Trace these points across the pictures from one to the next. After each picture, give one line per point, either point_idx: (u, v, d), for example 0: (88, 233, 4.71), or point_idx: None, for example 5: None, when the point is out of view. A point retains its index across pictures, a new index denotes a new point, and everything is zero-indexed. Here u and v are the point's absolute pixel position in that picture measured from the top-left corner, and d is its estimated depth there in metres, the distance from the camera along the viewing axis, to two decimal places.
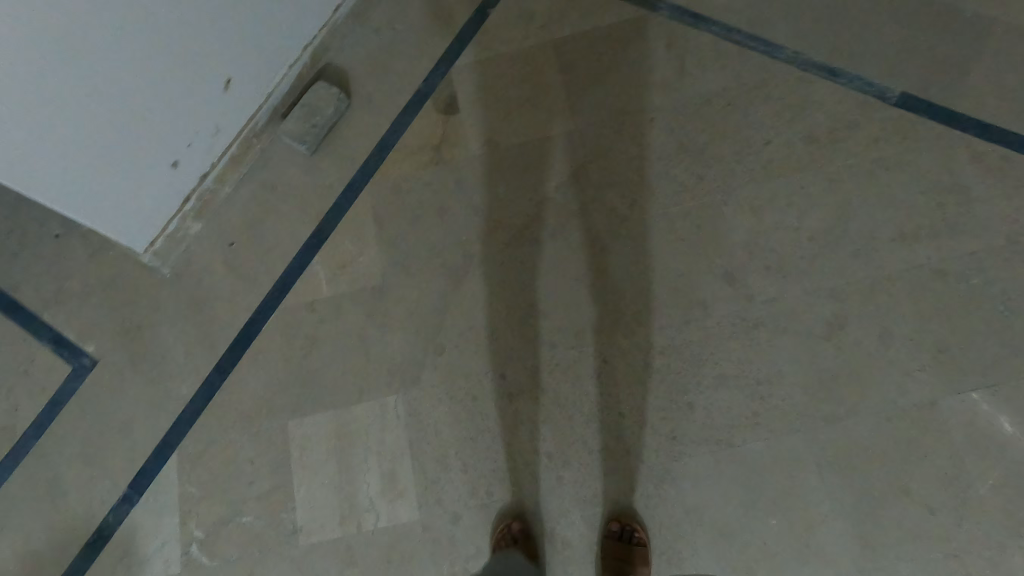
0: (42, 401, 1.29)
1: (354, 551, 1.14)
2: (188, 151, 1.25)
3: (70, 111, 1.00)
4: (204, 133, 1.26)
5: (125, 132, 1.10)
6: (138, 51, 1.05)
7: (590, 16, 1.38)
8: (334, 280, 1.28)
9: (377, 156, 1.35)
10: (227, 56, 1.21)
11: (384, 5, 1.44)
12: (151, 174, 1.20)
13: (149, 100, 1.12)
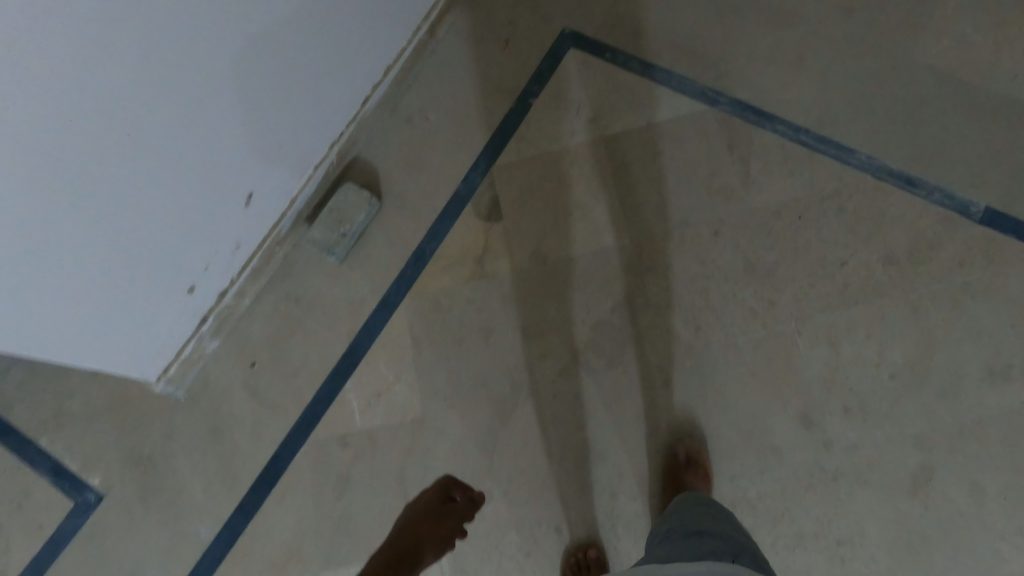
0: (39, 541, 1.14)
1: None
2: (206, 274, 1.13)
3: (87, 259, 0.88)
4: (223, 253, 1.14)
5: (143, 268, 0.99)
6: (163, 185, 0.93)
7: (643, 110, 1.26)
8: (369, 409, 1.16)
9: (414, 266, 1.23)
10: (250, 174, 1.09)
11: (417, 94, 1.33)
12: (165, 305, 1.08)
13: (170, 231, 1.00)
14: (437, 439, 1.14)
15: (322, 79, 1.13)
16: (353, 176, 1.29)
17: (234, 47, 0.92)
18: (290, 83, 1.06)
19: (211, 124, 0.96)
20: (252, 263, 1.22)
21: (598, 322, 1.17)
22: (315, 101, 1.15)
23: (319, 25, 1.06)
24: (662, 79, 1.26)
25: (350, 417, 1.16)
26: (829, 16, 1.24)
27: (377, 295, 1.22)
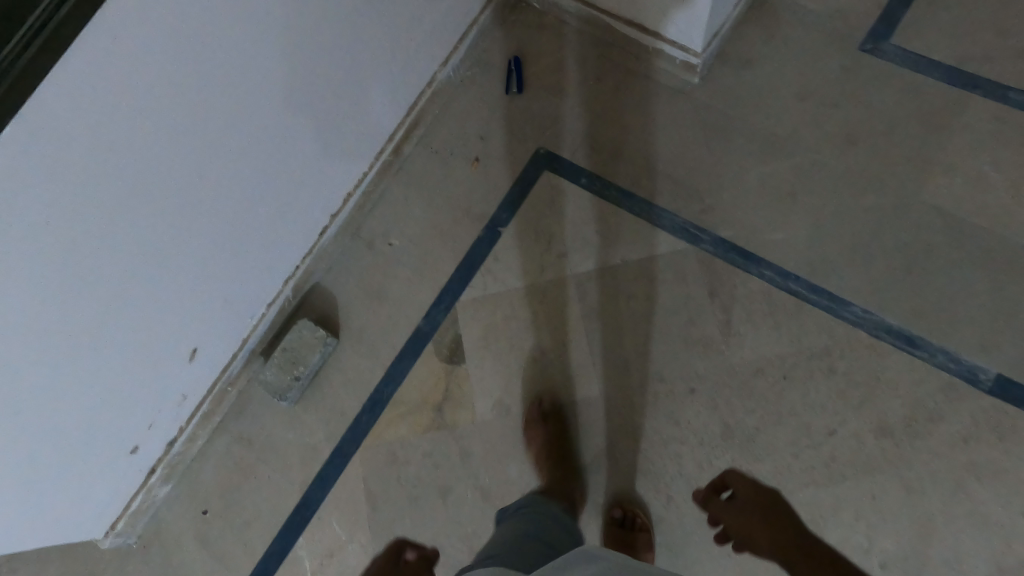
0: None
1: None
2: (149, 432, 1.07)
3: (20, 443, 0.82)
4: (168, 409, 1.08)
5: (83, 439, 0.93)
6: (103, 357, 0.88)
7: (619, 244, 1.16)
8: (320, 571, 1.11)
9: (370, 412, 1.16)
10: (193, 332, 1.03)
11: (378, 217, 1.24)
12: (106, 472, 1.02)
13: (111, 399, 0.94)
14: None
15: (269, 225, 1.06)
16: (310, 309, 1.21)
17: (177, 216, 0.88)
18: (230, 239, 1.00)
19: (140, 304, 0.90)
20: (202, 408, 1.16)
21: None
22: (264, 246, 1.08)
23: (258, 179, 0.99)
24: (641, 211, 1.17)
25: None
26: (825, 149, 1.16)
27: (332, 442, 1.15)
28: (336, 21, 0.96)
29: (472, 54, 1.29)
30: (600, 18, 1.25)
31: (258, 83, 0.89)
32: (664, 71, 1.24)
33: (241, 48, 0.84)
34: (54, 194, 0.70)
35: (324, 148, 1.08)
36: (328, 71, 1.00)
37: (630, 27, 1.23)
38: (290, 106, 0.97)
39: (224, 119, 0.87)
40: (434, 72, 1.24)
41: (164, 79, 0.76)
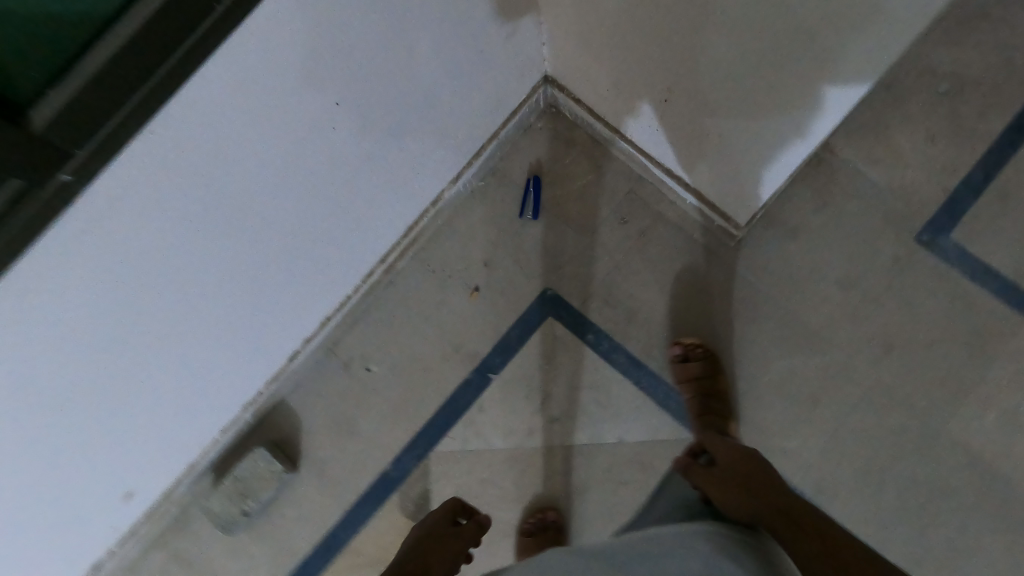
0: None
1: None
2: (78, 554, 0.99)
3: None
4: (102, 533, 1.00)
5: None
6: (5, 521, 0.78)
7: (618, 420, 1.05)
8: None
9: (322, 555, 1.07)
10: (135, 469, 0.94)
11: (360, 335, 1.11)
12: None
13: (17, 549, 0.84)
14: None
15: (229, 366, 0.95)
16: (270, 429, 1.10)
17: (109, 388, 0.77)
18: (177, 393, 0.89)
19: (56, 476, 0.80)
20: (143, 522, 1.08)
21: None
22: (218, 383, 0.96)
23: (214, 335, 0.87)
24: (647, 389, 1.05)
25: None
26: (857, 355, 1.06)
27: None
28: (316, 178, 0.81)
29: (486, 165, 1.11)
30: (637, 153, 1.07)
31: (212, 259, 0.76)
32: (701, 226, 1.08)
33: (188, 237, 0.70)
34: None
35: (297, 288, 0.95)
36: (303, 223, 0.85)
37: (668, 174, 1.05)
38: (253, 265, 0.83)
39: (167, 303, 0.74)
40: (441, 190, 1.07)
41: (82, 298, 0.62)
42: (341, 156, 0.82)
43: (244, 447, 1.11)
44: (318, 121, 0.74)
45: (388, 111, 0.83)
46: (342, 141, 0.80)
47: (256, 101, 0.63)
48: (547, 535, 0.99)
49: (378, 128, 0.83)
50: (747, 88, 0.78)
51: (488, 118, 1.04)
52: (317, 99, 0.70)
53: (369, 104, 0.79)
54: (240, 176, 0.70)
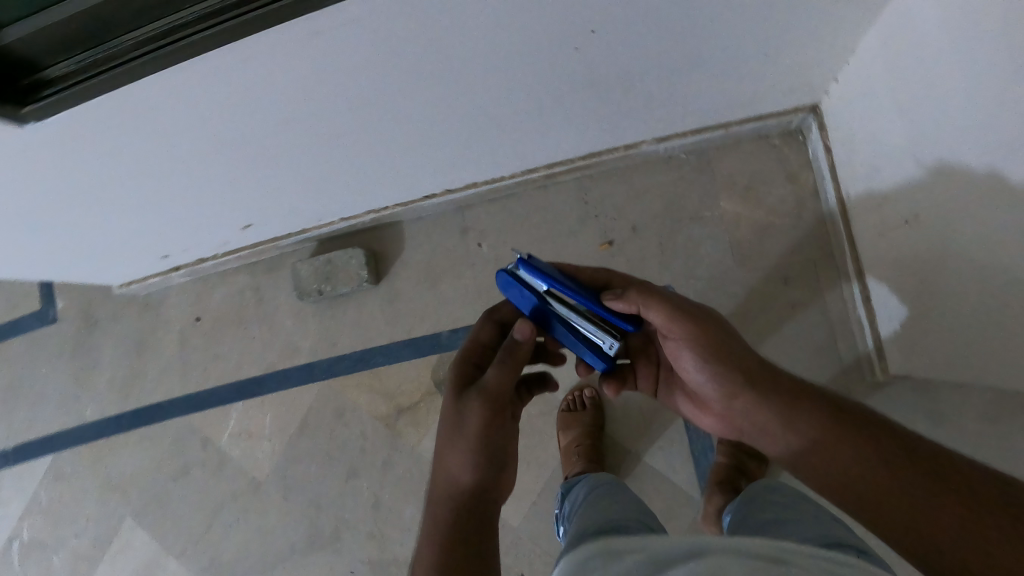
0: (7, 316, 1.33)
1: None
2: (183, 252, 1.14)
3: (73, 231, 0.93)
4: (207, 246, 1.13)
5: (130, 241, 1.03)
6: (157, 211, 0.94)
7: (654, 434, 1.03)
8: (236, 439, 1.20)
9: (355, 361, 1.19)
10: (263, 215, 1.05)
11: (490, 216, 1.15)
12: (123, 261, 1.11)
13: (171, 230, 1.03)
14: (243, 520, 1.16)
15: (370, 182, 1.02)
16: (374, 240, 1.20)
17: (266, 175, 0.91)
18: (302, 179, 0.94)
19: (173, 189, 0.88)
20: (236, 254, 1.19)
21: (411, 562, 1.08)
22: (349, 185, 1.01)
23: (349, 147, 0.88)
24: (688, 431, 1.02)
25: (217, 433, 1.21)
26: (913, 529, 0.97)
27: (312, 355, 1.20)
28: (489, 69, 0.73)
29: (699, 143, 1.02)
30: (841, 233, 0.94)
31: (367, 91, 0.72)
32: (855, 326, 0.96)
33: (353, 69, 0.66)
34: (144, 167, 0.79)
35: (445, 145, 0.92)
36: (474, 106, 0.82)
37: (854, 267, 0.93)
38: (398, 127, 0.84)
39: (320, 138, 0.83)
40: (644, 140, 1.01)
41: (275, 128, 0.76)
42: (530, 56, 0.72)
43: (349, 242, 1.21)
44: (499, 22, 0.64)
45: (602, 25, 0.68)
46: (555, 41, 0.70)
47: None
48: (588, 411, 1.04)
49: (620, 65, 0.78)
50: (1000, 308, 0.63)
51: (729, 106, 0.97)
52: (508, 21, 0.64)
53: (573, 17, 0.66)
54: (426, 38, 0.63)
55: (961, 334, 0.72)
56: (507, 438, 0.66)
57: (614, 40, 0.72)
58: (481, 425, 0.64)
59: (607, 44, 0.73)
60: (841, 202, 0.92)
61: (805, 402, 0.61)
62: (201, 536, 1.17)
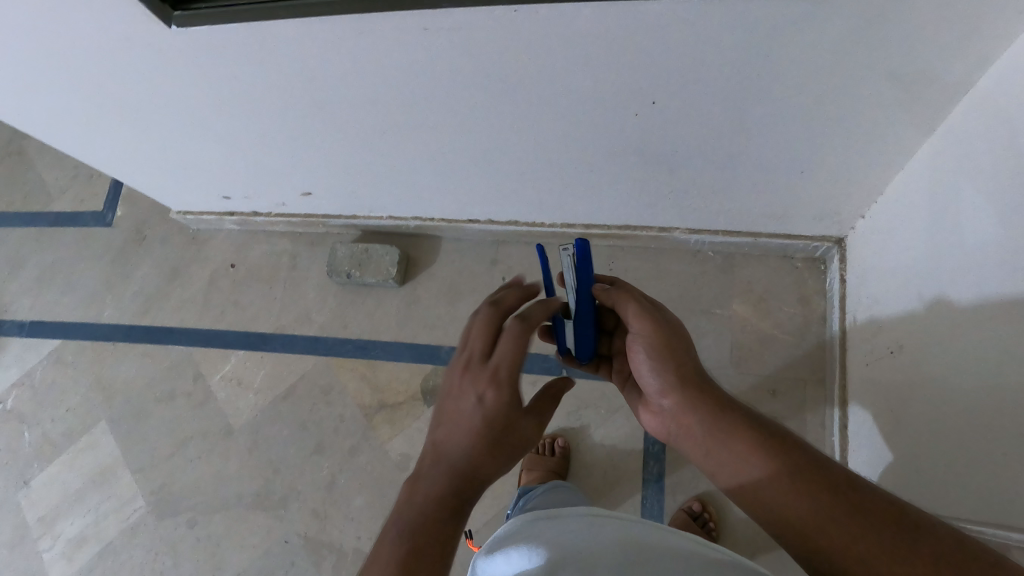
0: (77, 211, 1.47)
1: (20, 539, 1.24)
2: (244, 200, 1.25)
3: (160, 143, 1.04)
4: (267, 202, 1.24)
5: (205, 171, 1.15)
6: (237, 150, 1.05)
7: (607, 499, 1.06)
8: (227, 381, 1.28)
9: (356, 348, 1.25)
10: (325, 188, 1.16)
11: (522, 256, 1.24)
12: (191, 190, 1.23)
13: (241, 172, 1.14)
14: (205, 460, 1.23)
15: (427, 189, 1.11)
16: (412, 245, 1.29)
17: (340, 149, 1.01)
18: (368, 164, 1.05)
19: (258, 137, 1.00)
20: (289, 218, 1.29)
21: (343, 548, 1.13)
22: (406, 185, 1.11)
23: (414, 150, 0.98)
24: (643, 509, 1.04)
25: (212, 371, 1.29)
26: None
27: (319, 330, 1.27)
28: (559, 115, 0.84)
29: (727, 245, 1.10)
30: (836, 361, 0.99)
31: (446, 99, 0.83)
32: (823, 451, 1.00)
33: (438, 73, 0.77)
34: (243, 103, 0.90)
35: (500, 174, 1.02)
36: (535, 146, 0.92)
37: (840, 395, 0.97)
38: (467, 144, 0.94)
39: (398, 131, 0.93)
40: (677, 227, 1.09)
41: (363, 104, 0.87)
42: (597, 115, 0.82)
43: (390, 240, 1.30)
44: (577, 76, 0.75)
45: (663, 105, 0.78)
46: (620, 108, 0.80)
47: (554, 16, 0.64)
48: (555, 457, 1.06)
49: (670, 145, 0.86)
50: (968, 453, 0.65)
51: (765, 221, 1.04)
52: (584, 77, 0.75)
53: (642, 92, 0.76)
54: (505, 65, 0.74)
55: (921, 476, 0.74)
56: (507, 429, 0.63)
57: (672, 122, 0.81)
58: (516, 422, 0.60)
59: (666, 125, 0.82)
60: (842, 331, 0.98)
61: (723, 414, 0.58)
62: (164, 461, 1.25)
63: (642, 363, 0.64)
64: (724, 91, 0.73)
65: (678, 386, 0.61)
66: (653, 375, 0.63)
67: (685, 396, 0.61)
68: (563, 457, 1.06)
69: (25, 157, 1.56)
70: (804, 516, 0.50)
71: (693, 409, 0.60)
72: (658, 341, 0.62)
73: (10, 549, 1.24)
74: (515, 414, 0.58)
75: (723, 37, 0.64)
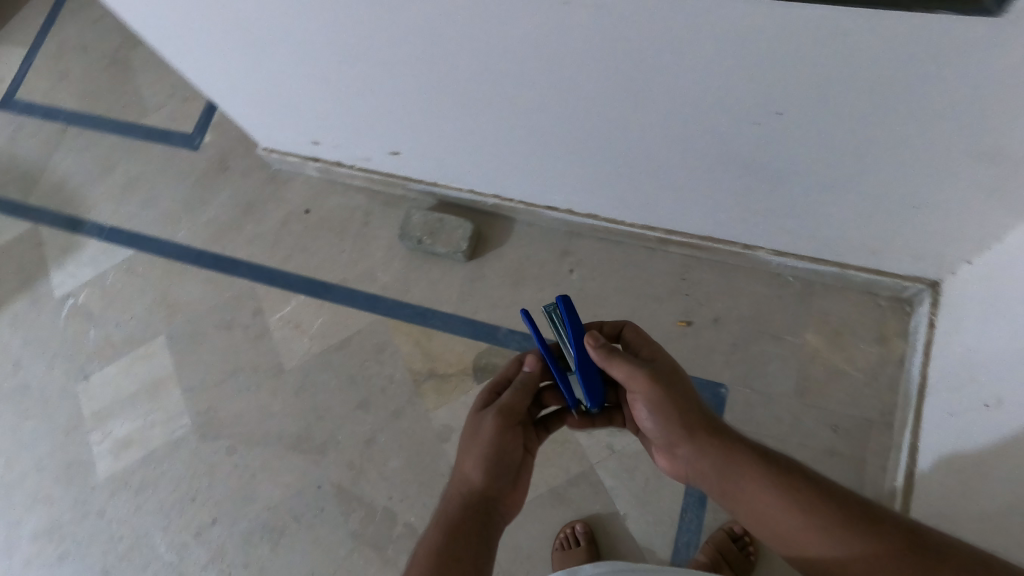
0: (174, 135, 1.56)
1: (77, 425, 1.37)
2: (331, 147, 1.26)
3: (268, 77, 1.07)
4: (354, 153, 1.25)
5: (302, 112, 1.17)
6: (339, 96, 1.07)
7: (645, 503, 1.07)
8: (285, 322, 1.30)
9: (415, 313, 1.25)
10: (414, 149, 1.16)
11: (595, 250, 1.22)
12: (284, 129, 1.25)
13: (336, 119, 1.15)
14: (252, 393, 1.27)
15: (515, 166, 1.11)
16: (486, 222, 1.29)
17: (441, 113, 1.02)
18: (464, 133, 1.05)
19: (363, 86, 1.01)
20: (371, 174, 1.30)
21: (373, 504, 1.16)
22: (495, 159, 1.11)
23: (513, 128, 0.99)
24: (682, 520, 1.05)
25: (272, 310, 1.32)
26: None
27: (381, 289, 1.28)
28: (674, 113, 0.82)
29: (810, 273, 1.09)
30: (913, 406, 0.97)
31: (559, 81, 0.83)
32: (878, 493, 0.99)
33: (555, 58, 0.78)
34: (357, 50, 0.91)
35: (594, 162, 1.01)
36: (638, 139, 0.91)
37: (910, 442, 0.95)
38: (569, 128, 0.94)
39: (504, 104, 0.93)
40: (763, 247, 1.08)
41: (477, 72, 0.87)
42: (713, 119, 0.81)
43: (465, 213, 1.30)
44: (703, 75, 0.73)
45: (785, 118, 0.76)
46: (739, 115, 0.79)
47: (700, 11, 0.63)
48: (580, 545, 1.03)
49: (782, 158, 0.84)
50: None
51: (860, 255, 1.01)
52: (710, 76, 0.73)
53: (768, 100, 0.74)
54: (627, 57, 0.73)
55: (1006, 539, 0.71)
56: (519, 459, 0.81)
57: (790, 136, 0.79)
58: (495, 432, 0.80)
59: (783, 138, 0.80)
60: (924, 378, 0.96)
61: (730, 455, 0.68)
62: (213, 386, 1.30)
63: (645, 413, 0.74)
64: (857, 107, 0.71)
65: (685, 438, 0.71)
66: (658, 425, 0.73)
67: (691, 445, 0.70)
68: (589, 539, 1.04)
69: (139, 78, 1.67)
70: (822, 549, 0.60)
71: (703, 456, 0.69)
72: (658, 399, 0.71)
73: (69, 432, 1.37)
74: (499, 433, 0.80)
75: (874, 49, 0.62)
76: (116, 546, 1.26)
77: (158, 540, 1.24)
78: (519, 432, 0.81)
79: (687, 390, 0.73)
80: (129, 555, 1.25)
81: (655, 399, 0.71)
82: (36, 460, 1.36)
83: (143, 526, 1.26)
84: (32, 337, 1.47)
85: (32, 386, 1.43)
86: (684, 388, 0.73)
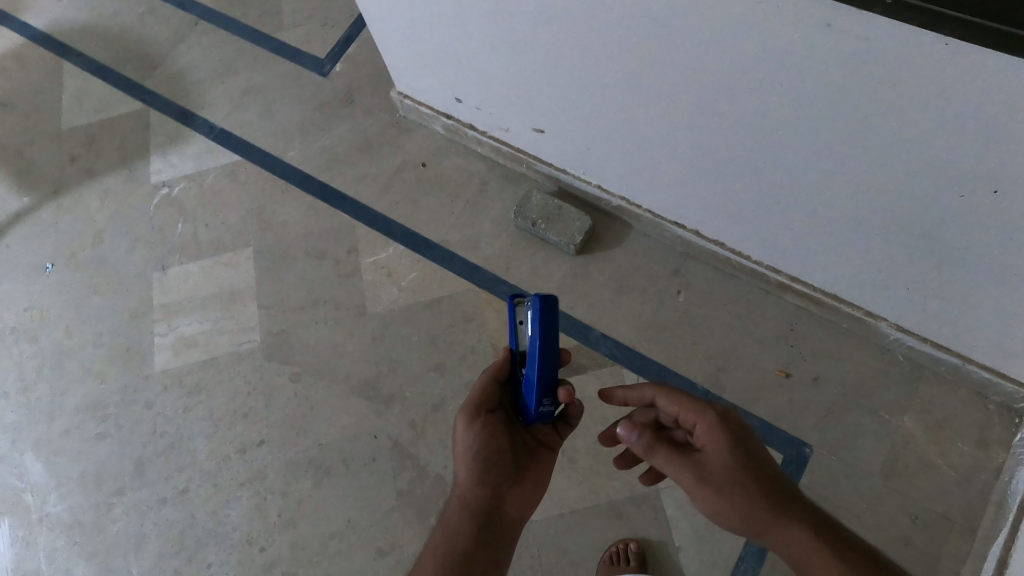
0: (305, 57, 1.55)
1: (145, 312, 1.36)
2: (473, 109, 1.25)
3: (442, 28, 1.06)
4: (494, 121, 1.24)
5: (459, 69, 1.16)
6: (507, 65, 1.06)
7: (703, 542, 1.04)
8: (377, 267, 1.29)
9: (510, 292, 1.24)
10: (560, 133, 1.15)
11: (708, 277, 1.20)
12: (431, 80, 1.24)
13: (492, 85, 1.14)
14: (329, 327, 1.26)
15: (660, 177, 1.09)
16: (603, 222, 1.27)
17: (609, 107, 1.00)
18: (623, 132, 1.04)
19: (539, 60, 1.00)
20: (502, 145, 1.29)
21: (425, 468, 1.14)
22: (643, 164, 1.08)
23: (685, 139, 0.96)
24: (737, 568, 1.02)
25: (367, 252, 1.31)
26: None
27: (482, 260, 1.27)
28: (867, 167, 0.80)
29: (926, 357, 1.06)
30: (1010, 518, 0.95)
31: (762, 106, 0.81)
32: None
33: (777, 81, 0.76)
34: (557, 24, 0.90)
35: (748, 193, 0.99)
36: (811, 182, 0.89)
37: (999, 554, 0.93)
38: (740, 155, 0.92)
39: (685, 113, 0.91)
40: (887, 319, 1.06)
41: (675, 75, 0.85)
42: (906, 183, 0.79)
43: (585, 207, 1.29)
44: (924, 136, 0.72)
45: (991, 198, 0.74)
46: (938, 184, 0.77)
47: (988, 69, 0.61)
48: (629, 565, 1.01)
49: (963, 239, 0.82)
50: None
51: (990, 355, 0.98)
52: (934, 138, 0.71)
53: (982, 176, 0.72)
54: (863, 97, 0.71)
55: None
56: (507, 446, 0.79)
57: (984, 218, 0.77)
58: (467, 430, 0.78)
59: (974, 219, 0.78)
60: None
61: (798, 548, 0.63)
62: (292, 310, 1.29)
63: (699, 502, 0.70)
64: None
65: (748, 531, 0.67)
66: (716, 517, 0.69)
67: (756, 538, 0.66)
68: (640, 561, 1.02)
69: None
70: None
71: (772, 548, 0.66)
72: (704, 498, 0.68)
73: (136, 317, 1.36)
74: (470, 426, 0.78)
75: None
76: (156, 440, 1.25)
77: (200, 445, 1.23)
78: (499, 420, 0.80)
79: (739, 474, 0.67)
80: (167, 452, 1.24)
81: (706, 499, 0.68)
82: (96, 333, 1.36)
83: (188, 428, 1.25)
84: (120, 216, 1.47)
85: (108, 261, 1.42)
86: (736, 472, 0.67)
